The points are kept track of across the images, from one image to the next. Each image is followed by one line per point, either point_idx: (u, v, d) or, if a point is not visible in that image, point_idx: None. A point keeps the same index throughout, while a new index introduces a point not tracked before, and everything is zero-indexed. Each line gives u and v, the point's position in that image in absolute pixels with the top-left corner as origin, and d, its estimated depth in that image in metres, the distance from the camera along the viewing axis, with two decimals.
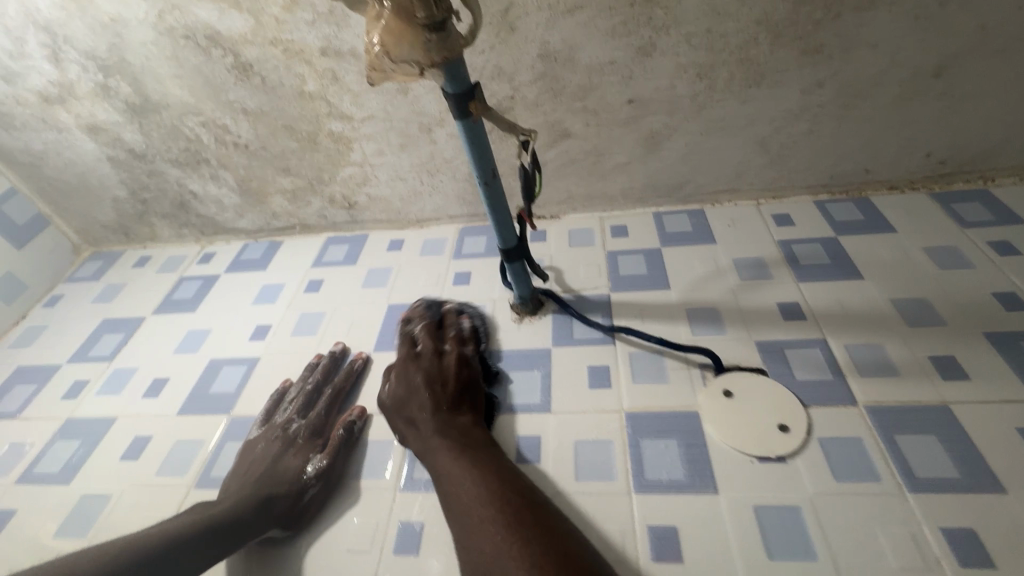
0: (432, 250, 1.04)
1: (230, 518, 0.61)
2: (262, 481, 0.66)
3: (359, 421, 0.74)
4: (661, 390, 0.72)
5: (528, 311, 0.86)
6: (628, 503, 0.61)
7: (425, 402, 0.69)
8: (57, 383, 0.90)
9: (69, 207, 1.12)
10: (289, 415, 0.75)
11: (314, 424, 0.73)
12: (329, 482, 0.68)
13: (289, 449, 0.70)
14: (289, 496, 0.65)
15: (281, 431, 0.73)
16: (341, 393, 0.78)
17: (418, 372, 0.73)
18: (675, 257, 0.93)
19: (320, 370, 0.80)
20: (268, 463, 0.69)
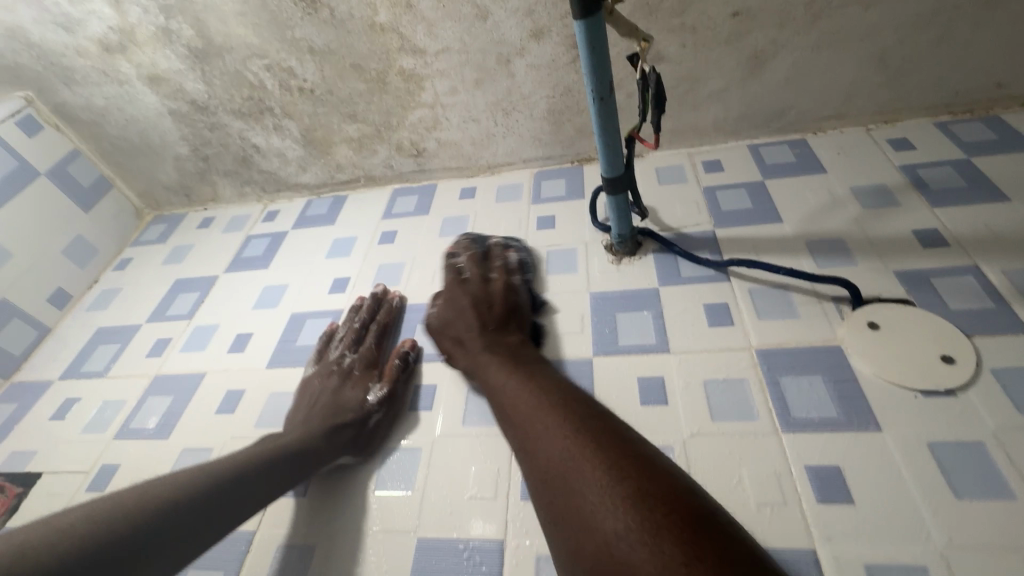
0: (508, 195, 0.98)
1: (302, 449, 0.60)
2: (326, 411, 0.65)
3: (412, 353, 0.73)
4: (794, 326, 0.65)
5: (626, 252, 0.80)
6: (777, 443, 0.56)
7: (467, 323, 0.69)
8: (140, 342, 0.89)
9: (131, 168, 1.10)
10: (341, 352, 0.74)
11: (369, 356, 0.73)
12: (391, 408, 0.67)
13: (347, 382, 0.69)
14: (356, 424, 0.64)
15: (336, 366, 0.72)
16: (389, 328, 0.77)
17: (463, 295, 0.73)
18: (783, 188, 0.84)
19: (365, 309, 0.79)
20: (329, 395, 0.68)
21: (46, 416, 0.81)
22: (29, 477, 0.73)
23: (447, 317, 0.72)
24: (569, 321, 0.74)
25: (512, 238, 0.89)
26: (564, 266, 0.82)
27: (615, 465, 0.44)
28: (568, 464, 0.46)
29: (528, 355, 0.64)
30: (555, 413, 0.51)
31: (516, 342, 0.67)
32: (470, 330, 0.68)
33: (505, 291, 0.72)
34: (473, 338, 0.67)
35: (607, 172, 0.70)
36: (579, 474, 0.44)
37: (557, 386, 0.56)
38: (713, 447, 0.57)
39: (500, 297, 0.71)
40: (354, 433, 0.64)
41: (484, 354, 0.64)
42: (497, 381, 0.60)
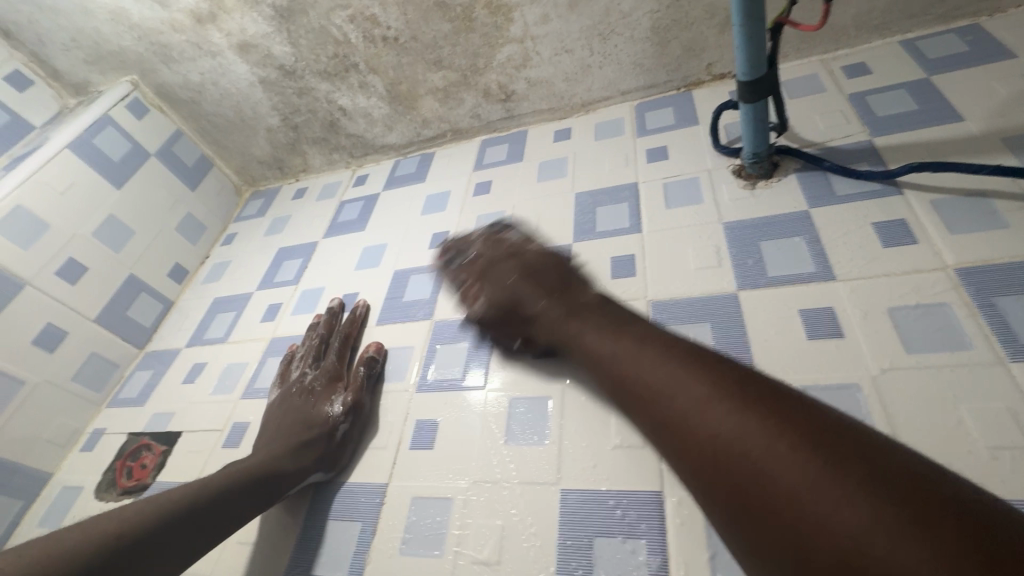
0: (608, 131, 0.89)
1: (268, 467, 0.57)
2: (289, 429, 0.62)
3: (377, 357, 0.70)
4: (1004, 237, 0.53)
5: (761, 175, 0.69)
6: (1006, 376, 0.45)
7: (525, 291, 0.58)
8: (254, 308, 0.91)
9: (228, 144, 1.12)
10: (303, 369, 0.71)
11: (330, 369, 0.70)
12: (357, 417, 0.64)
13: (311, 396, 0.66)
14: (322, 438, 0.61)
15: (297, 384, 0.69)
16: (350, 338, 0.74)
17: (502, 271, 0.62)
18: (959, 82, 0.69)
19: (323, 325, 0.76)
20: (292, 413, 0.65)
21: (179, 379, 0.85)
22: (171, 437, 0.76)
23: (498, 299, 0.60)
24: (702, 254, 0.65)
25: (620, 175, 0.80)
26: (686, 197, 0.72)
27: (808, 428, 0.31)
28: (750, 439, 0.32)
29: (616, 310, 0.52)
30: (677, 363, 0.41)
31: (594, 295, 0.55)
32: (534, 304, 0.56)
33: (536, 257, 0.61)
34: (545, 308, 0.55)
35: (745, 74, 0.60)
36: (764, 450, 0.32)
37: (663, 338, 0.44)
38: (917, 383, 0.46)
39: (533, 264, 0.60)
40: (321, 448, 0.60)
41: (568, 322, 0.53)
42: (602, 350, 0.47)
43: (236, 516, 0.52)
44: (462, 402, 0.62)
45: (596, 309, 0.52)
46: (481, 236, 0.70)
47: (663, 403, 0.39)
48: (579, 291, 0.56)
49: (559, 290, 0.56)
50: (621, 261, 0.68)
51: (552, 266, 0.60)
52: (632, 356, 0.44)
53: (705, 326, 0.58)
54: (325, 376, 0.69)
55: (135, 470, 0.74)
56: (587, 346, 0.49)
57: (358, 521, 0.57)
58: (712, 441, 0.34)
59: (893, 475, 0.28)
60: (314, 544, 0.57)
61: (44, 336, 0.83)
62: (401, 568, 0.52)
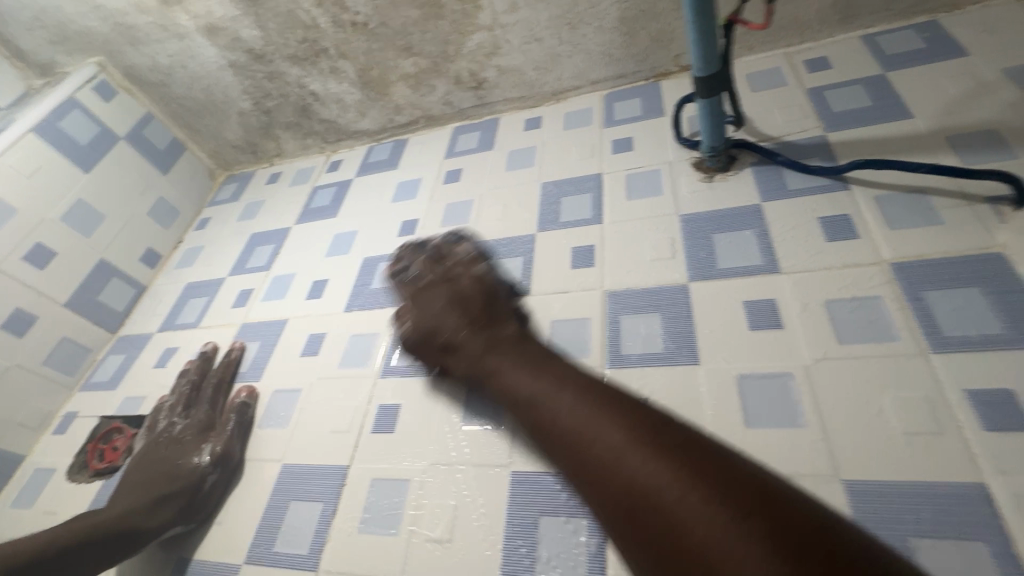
0: (578, 121, 0.90)
1: (125, 522, 0.58)
2: (153, 483, 0.63)
3: (250, 402, 0.71)
4: (937, 233, 0.55)
5: (719, 168, 0.71)
6: (926, 365, 0.47)
7: (453, 323, 0.57)
8: (225, 294, 0.91)
9: (200, 129, 1.12)
10: (171, 422, 0.72)
11: (200, 419, 0.70)
12: (225, 465, 0.65)
13: (178, 446, 0.67)
14: (187, 488, 0.62)
15: (165, 435, 0.70)
16: (220, 384, 0.75)
17: (427, 306, 0.60)
18: (913, 78, 0.71)
19: (194, 373, 0.77)
20: (156, 464, 0.66)
21: (151, 363, 0.86)
22: (142, 420, 0.78)
23: (428, 326, 0.58)
24: (657, 246, 0.67)
25: (586, 165, 0.82)
26: (646, 189, 0.74)
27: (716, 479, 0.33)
28: (663, 490, 0.33)
29: (534, 348, 0.52)
30: (603, 412, 0.41)
31: (514, 328, 0.55)
32: (467, 345, 0.55)
33: (470, 283, 0.59)
34: (468, 339, 0.55)
35: (700, 69, 0.61)
36: (672, 497, 0.33)
37: (592, 382, 0.45)
38: (843, 372, 0.49)
39: (465, 296, 0.58)
40: (185, 501, 0.61)
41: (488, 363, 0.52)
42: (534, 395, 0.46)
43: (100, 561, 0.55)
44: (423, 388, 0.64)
45: (524, 354, 0.51)
46: (432, 247, 0.68)
47: (591, 462, 0.39)
48: (502, 324, 0.56)
49: (480, 325, 0.56)
50: (581, 251, 0.70)
51: (485, 291, 0.58)
52: (546, 399, 0.45)
53: (654, 316, 0.60)
54: (194, 426, 0.70)
55: (106, 452, 0.76)
56: (506, 384, 0.49)
57: (319, 501, 0.60)
58: (627, 489, 0.35)
59: (771, 498, 0.31)
60: (277, 523, 0.60)
61: (13, 321, 0.84)
62: (359, 545, 0.55)
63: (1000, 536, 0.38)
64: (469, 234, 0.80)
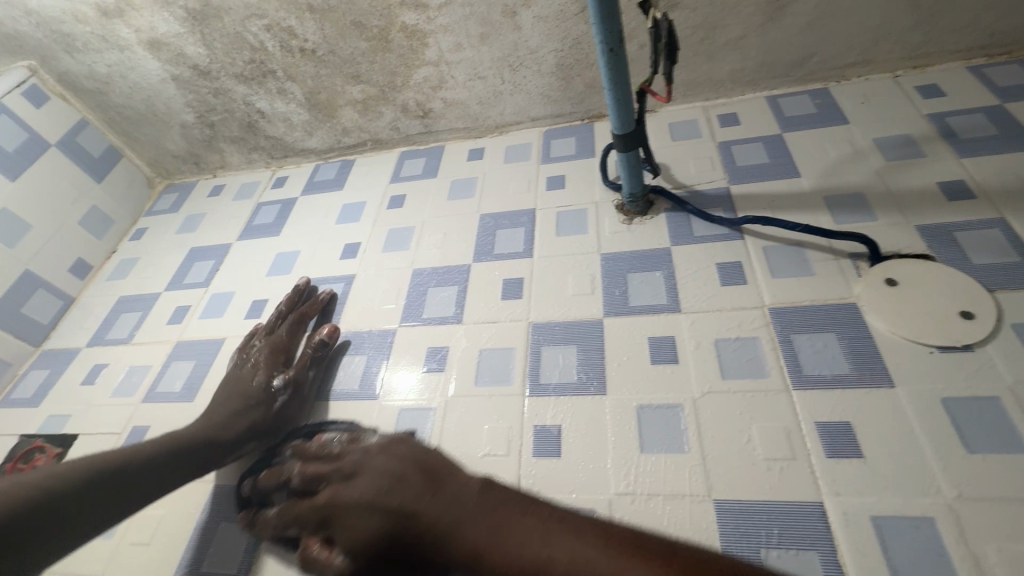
0: (517, 155, 0.96)
1: (205, 437, 0.62)
2: (227, 401, 0.67)
3: (330, 339, 0.73)
4: (808, 284, 0.64)
5: (637, 211, 0.79)
6: (788, 399, 0.56)
7: (401, 498, 0.46)
8: (160, 310, 0.91)
9: (139, 137, 1.10)
10: (256, 339, 0.75)
11: (278, 342, 0.73)
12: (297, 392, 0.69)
13: (255, 367, 0.71)
14: (259, 410, 0.66)
15: (243, 354, 0.73)
16: (302, 316, 0.77)
17: (370, 484, 0.48)
18: (803, 141, 0.81)
19: (286, 300, 0.80)
20: (233, 383, 0.69)
21: (78, 380, 0.85)
22: (67, 439, 0.77)
23: (374, 562, 0.45)
24: (579, 282, 0.73)
25: (522, 200, 0.87)
26: (574, 227, 0.80)
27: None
28: None
29: (509, 494, 0.46)
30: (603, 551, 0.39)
31: (476, 482, 0.47)
32: (402, 515, 0.45)
33: (339, 489, 0.50)
34: (425, 519, 0.44)
35: (618, 127, 0.68)
36: None
37: (583, 533, 0.41)
38: (723, 405, 0.57)
39: (391, 510, 0.46)
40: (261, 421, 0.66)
41: (479, 545, 0.42)
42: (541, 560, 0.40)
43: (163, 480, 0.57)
44: (357, 411, 0.68)
45: (483, 504, 0.45)
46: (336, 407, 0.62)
47: None
48: (454, 481, 0.47)
49: (430, 491, 0.46)
50: (511, 283, 0.76)
51: (373, 470, 0.49)
52: (536, 561, 0.40)
53: (571, 348, 0.66)
54: (270, 350, 0.72)
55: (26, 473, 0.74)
56: (454, 546, 0.43)
57: None
58: None
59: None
60: (206, 544, 0.62)
61: None
62: (285, 565, 0.58)
63: (830, 546, 0.47)
64: (409, 261, 0.84)
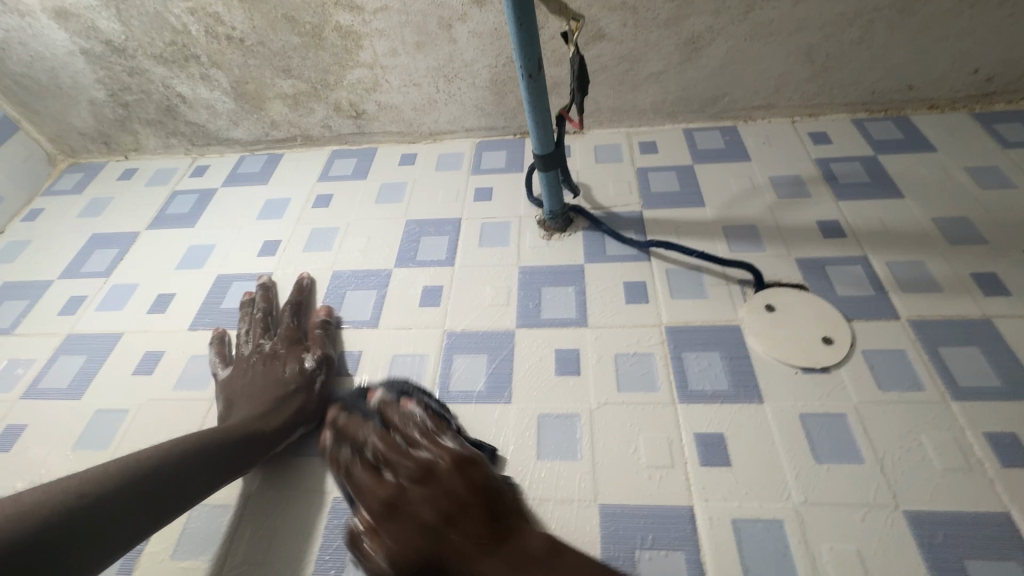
0: (449, 164, 0.97)
1: (247, 429, 0.58)
2: (265, 393, 0.64)
3: (330, 318, 0.74)
4: (701, 306, 0.70)
5: (557, 228, 0.82)
6: (673, 412, 0.61)
7: (455, 540, 0.48)
8: (52, 299, 0.84)
9: (41, 111, 1.01)
10: (254, 342, 0.70)
11: (291, 332, 0.71)
12: (331, 366, 0.68)
13: (276, 360, 0.67)
14: (302, 392, 0.64)
15: (257, 354, 0.69)
16: (299, 305, 0.75)
17: (440, 499, 0.50)
18: (709, 173, 0.88)
19: (263, 301, 0.76)
20: (259, 381, 0.65)
21: None
22: None
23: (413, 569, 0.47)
24: (495, 293, 0.76)
25: (449, 208, 0.89)
26: (496, 239, 0.83)
27: None
28: None
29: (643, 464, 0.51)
30: None
31: (538, 540, 0.48)
32: (444, 551, 0.47)
33: (428, 500, 0.50)
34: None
35: (539, 148, 0.71)
36: None
37: None
38: (616, 415, 0.61)
39: (448, 535, 0.48)
40: (307, 403, 0.63)
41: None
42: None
43: (213, 467, 0.54)
44: None
45: (545, 567, 0.45)
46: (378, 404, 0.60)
47: None
48: (521, 536, 0.48)
49: (493, 540, 0.48)
50: (430, 290, 0.77)
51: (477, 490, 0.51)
52: None
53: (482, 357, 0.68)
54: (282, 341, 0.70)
55: None
56: None
57: None
58: None
59: None
60: None
61: None
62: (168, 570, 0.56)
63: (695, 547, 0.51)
64: (331, 262, 0.83)
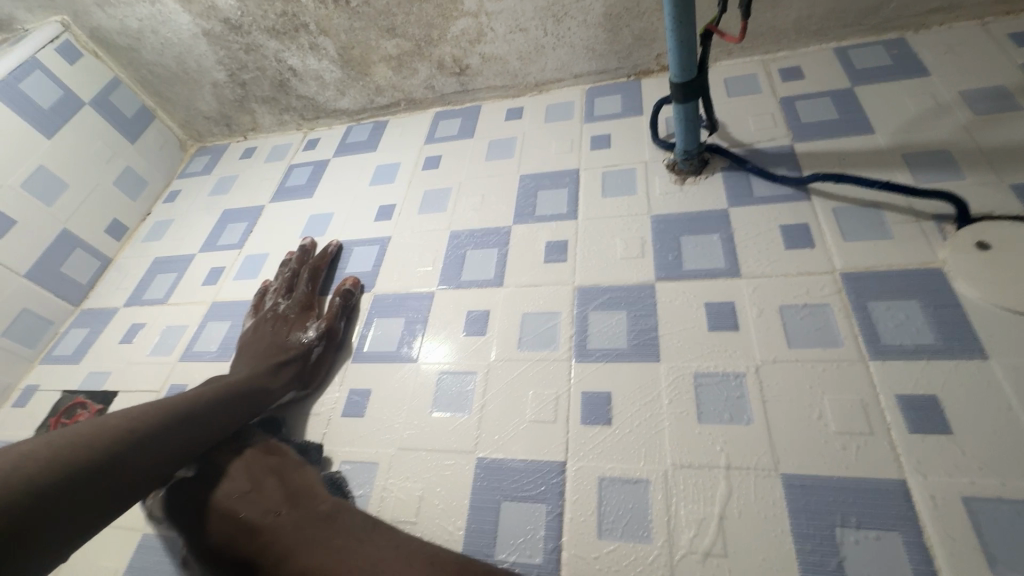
0: (559, 114, 0.91)
1: (249, 386, 0.61)
2: (266, 353, 0.67)
3: (354, 289, 0.75)
4: (886, 247, 0.59)
5: (691, 171, 0.73)
6: (864, 370, 0.51)
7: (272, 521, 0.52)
8: (196, 270, 0.90)
9: (172, 97, 1.08)
10: (275, 300, 0.75)
11: (305, 299, 0.74)
12: (331, 341, 0.69)
13: (286, 326, 0.71)
14: (299, 359, 0.66)
15: (272, 313, 0.73)
16: (320, 271, 0.78)
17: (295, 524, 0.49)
18: (877, 95, 0.74)
19: (292, 262, 0.80)
20: (267, 340, 0.69)
21: (116, 339, 0.85)
22: (106, 395, 0.77)
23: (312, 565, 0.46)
24: (628, 245, 0.69)
25: (564, 159, 0.83)
26: (621, 187, 0.76)
27: None
28: None
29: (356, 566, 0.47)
30: None
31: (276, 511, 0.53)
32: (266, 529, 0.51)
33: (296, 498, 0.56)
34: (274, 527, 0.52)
35: (678, 76, 0.63)
36: None
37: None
38: (789, 375, 0.53)
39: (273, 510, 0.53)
40: (301, 369, 0.66)
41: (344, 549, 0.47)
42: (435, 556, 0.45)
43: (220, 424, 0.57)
44: (394, 373, 0.66)
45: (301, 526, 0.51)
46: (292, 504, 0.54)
47: None
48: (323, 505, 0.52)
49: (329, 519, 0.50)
50: (554, 245, 0.72)
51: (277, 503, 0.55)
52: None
53: (620, 314, 0.62)
54: (298, 305, 0.73)
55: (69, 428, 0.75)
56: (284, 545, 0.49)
57: None
58: None
59: None
60: None
61: None
62: None
63: (915, 529, 0.43)
64: (446, 221, 0.81)
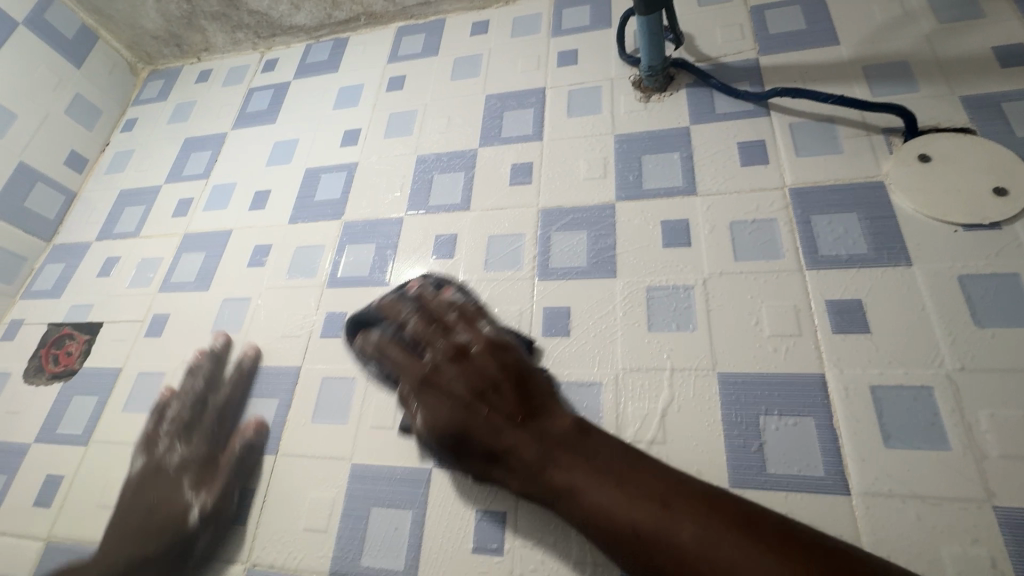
0: (525, 28, 0.87)
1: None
2: (154, 525, 0.59)
3: (257, 439, 0.63)
4: (834, 163, 0.61)
5: (655, 88, 0.73)
6: (801, 280, 0.55)
7: (483, 422, 0.47)
8: (164, 202, 0.89)
9: (113, 15, 1.01)
10: (170, 442, 0.64)
11: (201, 453, 0.62)
12: (220, 522, 0.59)
13: (173, 499, 0.60)
14: (176, 554, 0.58)
15: (165, 461, 0.63)
16: (227, 409, 0.65)
17: (529, 445, 0.46)
18: (846, 3, 0.72)
19: (201, 376, 0.68)
20: (158, 502, 0.60)
21: (94, 272, 0.86)
22: (93, 326, 0.80)
23: (450, 438, 0.48)
24: (591, 166, 0.70)
25: (530, 78, 0.81)
26: (586, 106, 0.75)
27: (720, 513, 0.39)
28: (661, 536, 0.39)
29: (601, 442, 0.46)
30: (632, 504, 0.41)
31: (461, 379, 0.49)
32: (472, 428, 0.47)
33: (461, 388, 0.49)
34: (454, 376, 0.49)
35: None
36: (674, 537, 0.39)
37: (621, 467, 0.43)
38: (734, 286, 0.57)
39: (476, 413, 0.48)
40: (197, 475, 0.60)
41: (546, 471, 0.45)
42: (605, 507, 0.42)
43: None
44: (367, 296, 0.69)
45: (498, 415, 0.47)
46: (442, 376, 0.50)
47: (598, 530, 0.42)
48: (546, 417, 0.48)
49: (523, 419, 0.47)
50: (520, 167, 0.73)
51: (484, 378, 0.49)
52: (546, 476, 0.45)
53: (582, 233, 0.65)
54: (195, 462, 0.61)
55: (60, 357, 0.78)
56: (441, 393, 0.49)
57: (273, 398, 0.65)
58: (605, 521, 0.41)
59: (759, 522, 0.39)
60: (238, 413, 0.66)
61: None
62: (313, 432, 0.62)
63: (826, 414, 0.49)
64: (413, 146, 0.80)
